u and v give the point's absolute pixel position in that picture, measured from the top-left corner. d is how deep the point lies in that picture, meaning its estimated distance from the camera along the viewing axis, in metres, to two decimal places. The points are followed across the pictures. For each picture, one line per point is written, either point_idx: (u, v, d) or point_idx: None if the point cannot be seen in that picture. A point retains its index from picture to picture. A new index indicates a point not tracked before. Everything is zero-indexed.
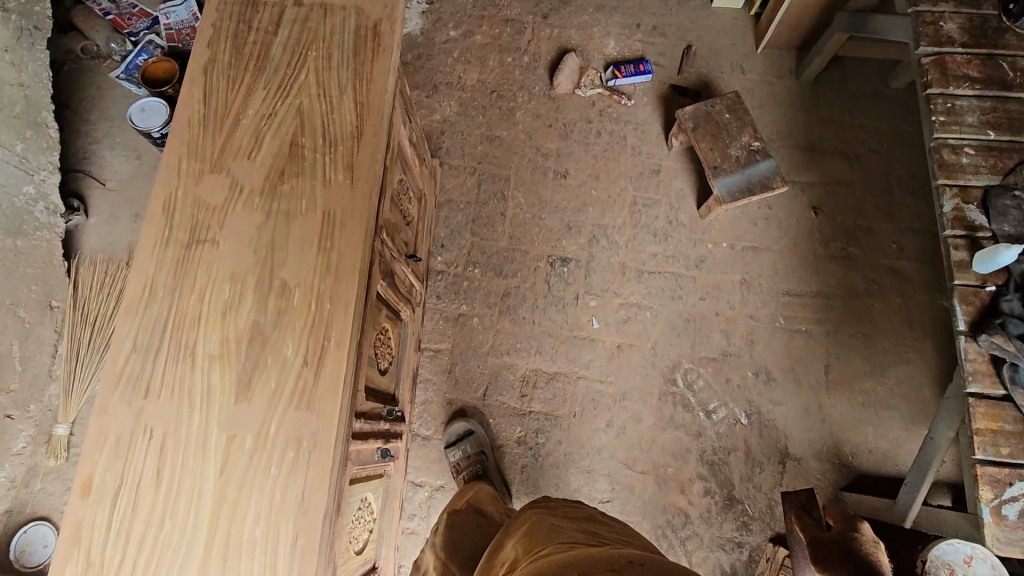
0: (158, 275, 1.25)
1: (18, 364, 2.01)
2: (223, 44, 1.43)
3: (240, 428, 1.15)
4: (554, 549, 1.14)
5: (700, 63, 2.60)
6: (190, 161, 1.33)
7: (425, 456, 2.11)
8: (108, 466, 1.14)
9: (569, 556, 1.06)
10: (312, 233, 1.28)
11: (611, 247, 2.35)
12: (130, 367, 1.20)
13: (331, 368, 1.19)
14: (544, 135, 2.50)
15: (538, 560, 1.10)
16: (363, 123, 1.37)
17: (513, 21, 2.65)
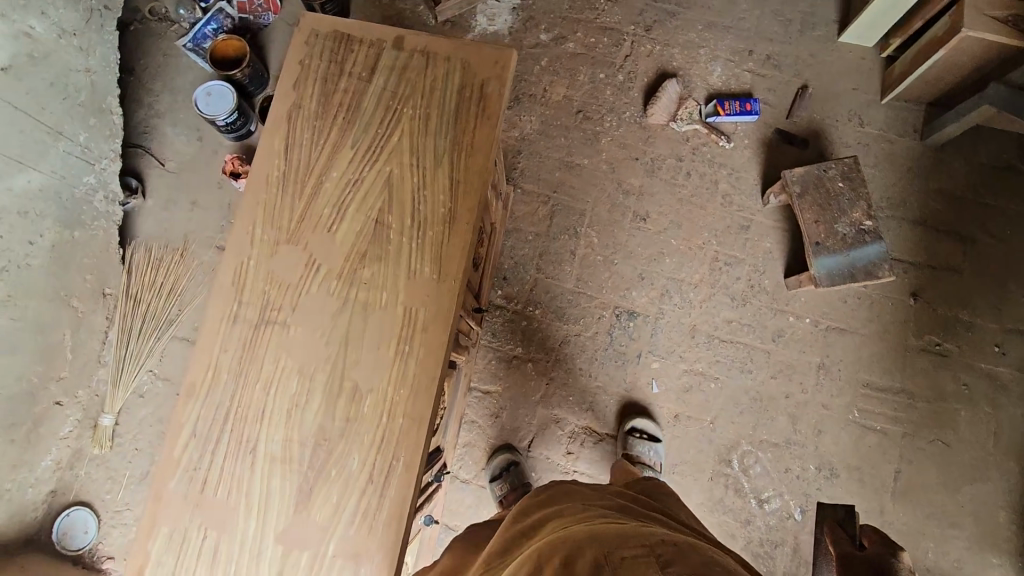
0: (223, 357, 1.17)
1: (69, 353, 1.97)
2: (311, 87, 1.27)
3: (297, 544, 1.10)
4: (579, 522, 1.11)
5: (815, 106, 2.31)
6: (266, 227, 1.22)
7: (462, 499, 2.07)
8: (162, 558, 1.11)
9: (595, 529, 1.03)
10: (389, 333, 1.17)
11: (684, 305, 2.18)
12: (188, 456, 1.14)
13: (397, 492, 1.11)
14: (628, 168, 2.28)
15: (562, 530, 1.07)
16: (457, 209, 1.22)
17: (612, 30, 2.37)
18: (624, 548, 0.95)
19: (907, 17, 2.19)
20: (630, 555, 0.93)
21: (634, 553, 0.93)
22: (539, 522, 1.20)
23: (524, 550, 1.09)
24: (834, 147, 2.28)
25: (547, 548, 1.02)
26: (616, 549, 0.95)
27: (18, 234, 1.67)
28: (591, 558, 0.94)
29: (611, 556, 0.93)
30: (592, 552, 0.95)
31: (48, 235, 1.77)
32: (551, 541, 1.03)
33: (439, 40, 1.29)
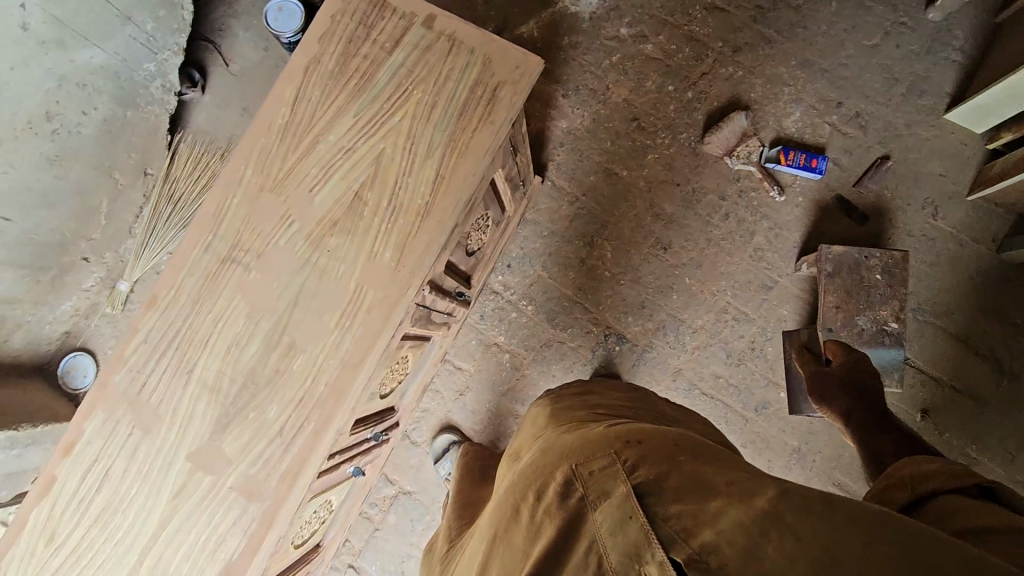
0: (187, 280, 1.24)
1: (103, 219, 2.15)
2: (334, 45, 1.28)
3: (204, 467, 1.19)
4: (553, 439, 1.10)
5: (889, 182, 2.12)
6: (255, 172, 1.26)
7: (407, 459, 2.14)
8: (91, 439, 1.21)
9: (566, 446, 1.01)
10: (336, 303, 1.21)
11: (679, 345, 2.12)
12: (135, 358, 1.23)
13: (301, 450, 1.17)
14: (665, 193, 2.18)
15: (539, 455, 1.07)
16: (433, 203, 1.22)
17: (698, 41, 2.21)
18: (593, 461, 0.92)
19: None
20: (598, 468, 0.91)
21: (603, 464, 0.91)
22: (525, 449, 1.22)
23: (509, 482, 1.09)
24: (893, 233, 2.10)
25: (525, 480, 1.00)
26: (584, 464, 0.93)
27: (73, 102, 1.89)
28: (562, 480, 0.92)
29: (580, 473, 0.91)
30: (563, 474, 0.93)
31: (101, 110, 1.97)
32: (528, 473, 1.02)
33: (469, 29, 1.27)
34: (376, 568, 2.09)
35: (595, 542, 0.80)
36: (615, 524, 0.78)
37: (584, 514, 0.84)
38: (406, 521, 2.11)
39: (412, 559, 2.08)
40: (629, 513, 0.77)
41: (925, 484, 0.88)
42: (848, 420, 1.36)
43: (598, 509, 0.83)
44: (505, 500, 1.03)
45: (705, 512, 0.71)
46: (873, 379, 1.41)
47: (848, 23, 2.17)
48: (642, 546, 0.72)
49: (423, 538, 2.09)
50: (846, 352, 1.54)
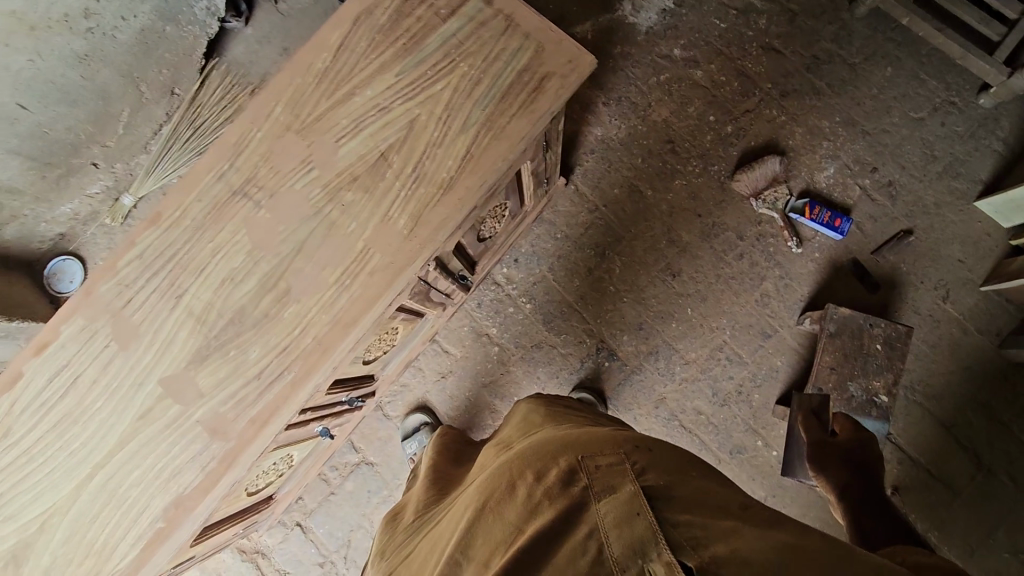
0: (194, 204, 1.22)
1: (121, 129, 2.12)
2: (390, 1, 1.26)
3: (173, 394, 1.16)
4: (551, 431, 1.09)
5: (908, 256, 2.10)
6: (285, 110, 1.24)
7: (375, 430, 2.10)
8: (65, 343, 1.18)
9: (567, 436, 1.00)
10: (339, 260, 1.18)
11: (667, 373, 2.10)
12: (127, 271, 1.20)
13: (275, 399, 1.14)
14: (684, 221, 2.16)
15: (536, 440, 1.05)
16: (457, 179, 1.20)
17: (747, 77, 2.21)
18: (598, 455, 0.92)
19: None
20: (605, 463, 0.90)
21: (610, 460, 0.90)
22: (514, 438, 1.20)
23: (499, 461, 1.07)
24: (901, 307, 2.09)
25: (520, 459, 0.99)
26: (591, 456, 0.92)
27: (115, 6, 1.83)
28: (565, 466, 0.91)
29: (586, 463, 0.90)
30: (567, 460, 0.92)
31: (142, 19, 1.92)
32: (524, 452, 1.00)
33: (528, 13, 1.24)
34: (323, 532, 2.05)
35: (598, 530, 0.79)
36: (621, 517, 0.79)
37: (587, 501, 0.84)
38: (362, 492, 2.07)
39: (361, 531, 2.05)
40: (638, 510, 0.79)
41: (907, 558, 0.88)
42: (842, 497, 1.14)
43: (602, 500, 0.83)
44: (494, 473, 1.00)
45: (715, 529, 0.75)
46: (876, 457, 1.19)
47: (898, 92, 2.17)
48: (647, 541, 0.74)
49: (376, 511, 2.06)
50: (856, 429, 1.28)
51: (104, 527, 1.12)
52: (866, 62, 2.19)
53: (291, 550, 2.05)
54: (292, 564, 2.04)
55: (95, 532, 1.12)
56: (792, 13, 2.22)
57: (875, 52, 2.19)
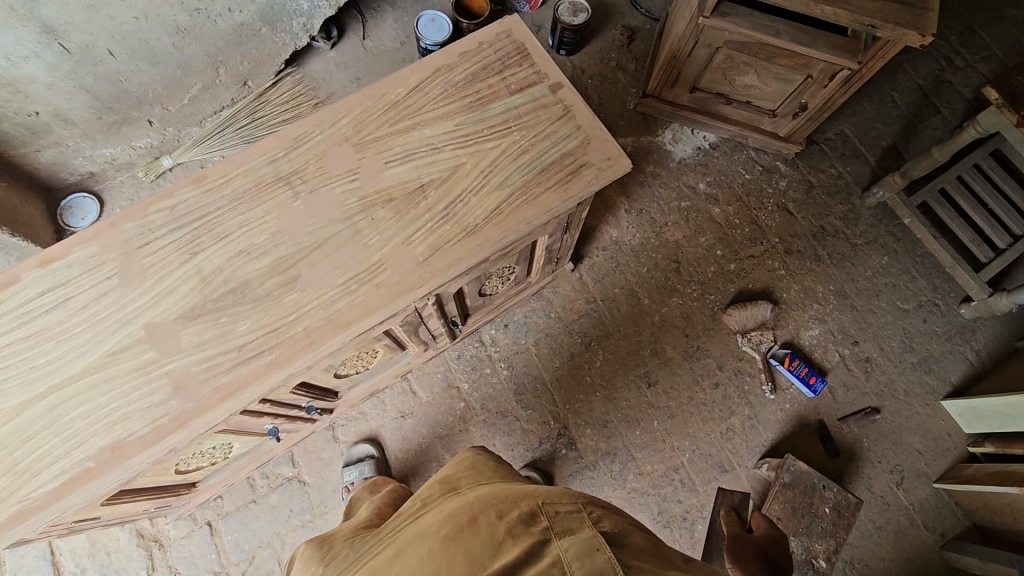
0: (239, 177, 1.30)
1: (186, 99, 2.27)
2: (470, 65, 1.43)
3: (151, 341, 1.17)
4: (504, 485, 1.11)
5: (871, 432, 2.17)
6: (348, 124, 1.36)
7: (319, 450, 2.05)
8: (71, 264, 1.21)
9: (523, 487, 1.04)
10: (352, 265, 1.24)
11: (619, 478, 2.08)
12: (155, 217, 1.26)
13: (248, 375, 1.15)
14: (672, 337, 2.25)
15: (490, 488, 1.06)
16: (482, 227, 1.28)
17: (758, 227, 2.42)
18: (558, 504, 0.96)
19: (1014, 435, 2.00)
20: (564, 511, 0.95)
21: (570, 509, 0.95)
22: (461, 483, 1.20)
23: (450, 502, 1.05)
24: (856, 480, 2.12)
25: (479, 500, 1.00)
26: (551, 505, 0.96)
27: None
28: (526, 509, 0.93)
29: (547, 509, 0.94)
30: (528, 505, 0.95)
31: (245, 15, 2.11)
32: (483, 497, 1.01)
33: (584, 109, 1.40)
34: (230, 540, 1.94)
35: (560, 562, 0.82)
36: (582, 550, 0.84)
37: (548, 540, 0.86)
38: (285, 509, 1.98)
39: (269, 549, 1.94)
40: (598, 546, 0.86)
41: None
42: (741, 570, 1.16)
43: (563, 539, 0.87)
44: (450, 510, 0.99)
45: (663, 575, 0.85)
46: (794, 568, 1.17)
47: (889, 280, 2.37)
48: (608, 572, 0.81)
49: (291, 533, 1.96)
50: (770, 527, 1.31)
51: (32, 449, 1.09)
52: (866, 246, 2.41)
53: (191, 549, 1.92)
54: (185, 565, 1.91)
55: (21, 453, 1.09)
56: (810, 185, 2.50)
57: (875, 239, 2.42)
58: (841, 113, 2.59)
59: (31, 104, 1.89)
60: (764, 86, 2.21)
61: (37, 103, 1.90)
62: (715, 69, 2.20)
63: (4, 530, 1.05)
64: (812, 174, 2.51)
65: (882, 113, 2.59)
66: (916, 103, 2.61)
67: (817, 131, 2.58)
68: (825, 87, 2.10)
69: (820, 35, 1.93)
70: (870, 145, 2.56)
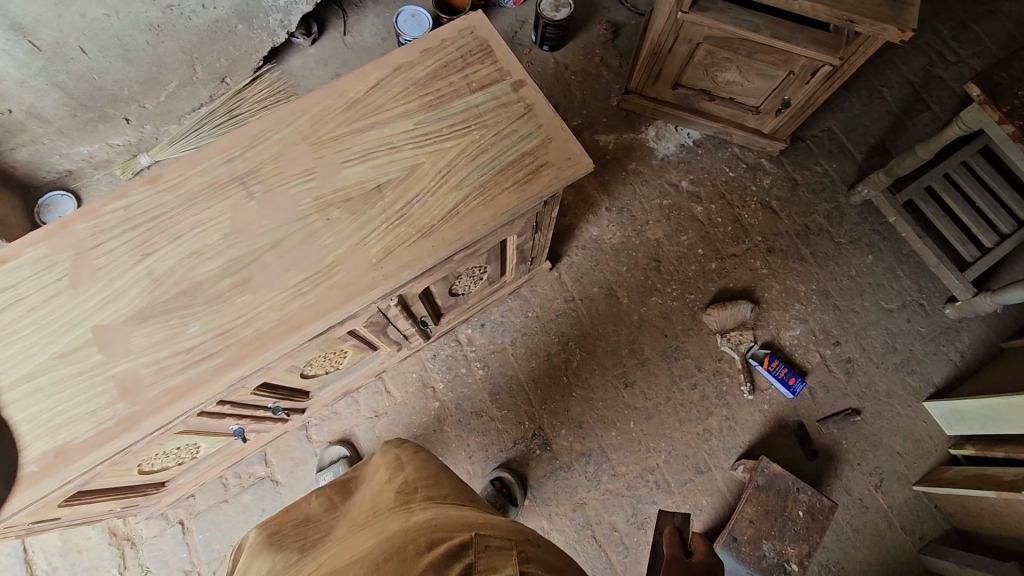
0: (194, 177, 1.29)
1: (163, 97, 2.27)
2: (433, 62, 1.41)
3: (100, 343, 1.16)
4: (447, 510, 1.14)
5: (851, 434, 2.14)
6: (307, 124, 1.34)
7: (292, 449, 2.05)
8: (22, 265, 1.21)
9: (462, 520, 1.07)
10: (306, 266, 1.23)
11: (593, 479, 2.07)
12: (108, 218, 1.25)
13: (196, 378, 1.14)
14: (651, 337, 2.23)
15: (433, 515, 1.09)
16: (438, 227, 1.26)
17: (741, 226, 2.39)
18: (490, 541, 1.00)
19: (996, 437, 1.97)
20: (493, 549, 0.99)
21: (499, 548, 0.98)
22: (415, 496, 1.22)
23: (392, 523, 1.08)
24: (834, 483, 2.10)
25: (420, 526, 1.02)
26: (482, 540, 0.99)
27: None
28: (457, 543, 0.97)
29: (477, 544, 0.98)
30: (460, 538, 0.99)
31: (220, 12, 2.09)
32: (419, 524, 1.03)
33: (546, 107, 1.38)
34: (202, 539, 1.94)
35: None
36: None
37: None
38: (257, 509, 1.98)
39: None
40: None
41: None
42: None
43: None
44: (388, 534, 1.01)
45: None
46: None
47: (872, 280, 2.34)
48: None
49: None
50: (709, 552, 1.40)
51: None
52: (849, 245, 2.38)
53: (162, 548, 1.93)
54: (157, 564, 1.91)
55: None
56: (794, 183, 2.46)
57: (859, 238, 2.39)
58: (827, 110, 2.55)
59: (2, 102, 1.88)
60: (746, 82, 2.18)
61: (8, 101, 1.89)
62: (696, 65, 2.18)
63: None
64: (796, 172, 2.48)
65: (870, 110, 2.55)
66: (905, 100, 2.56)
67: (803, 127, 2.54)
68: (807, 83, 2.07)
69: (800, 30, 1.89)
70: (857, 142, 2.52)
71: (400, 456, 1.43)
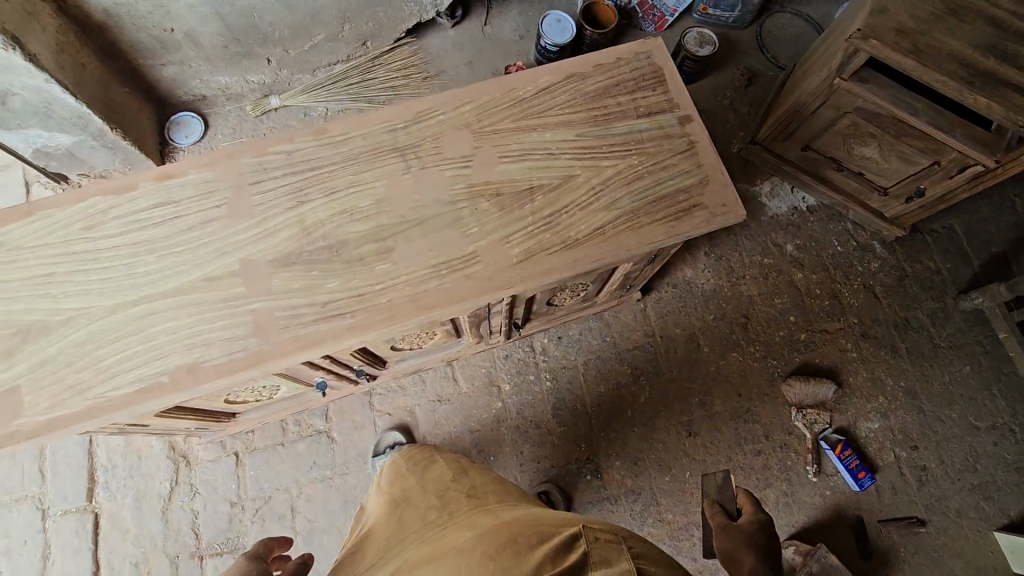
0: (358, 138, 1.32)
1: (307, 46, 2.26)
2: (604, 78, 1.40)
3: (243, 277, 1.20)
4: (537, 513, 1.17)
5: (910, 544, 2.05)
6: (472, 111, 1.36)
7: (354, 412, 2.08)
8: (185, 184, 1.25)
9: (559, 518, 1.10)
10: (447, 250, 1.24)
11: (637, 519, 2.04)
12: (271, 158, 1.29)
13: (326, 334, 1.17)
14: (723, 392, 2.19)
15: (529, 516, 1.13)
16: (581, 243, 1.27)
17: (839, 303, 2.32)
18: (599, 530, 1.00)
19: None
20: (604, 537, 0.98)
21: (610, 536, 0.98)
22: (487, 500, 1.32)
23: (489, 522, 1.12)
24: None
25: (513, 521, 1.10)
26: (592, 529, 1.00)
27: None
28: (567, 534, 0.98)
29: (587, 533, 0.98)
30: (569, 531, 1.00)
31: None
32: (520, 523, 1.07)
33: (709, 149, 1.36)
34: (252, 475, 1.99)
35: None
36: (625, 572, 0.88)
37: (588, 562, 0.90)
38: (309, 460, 2.02)
39: (286, 494, 1.99)
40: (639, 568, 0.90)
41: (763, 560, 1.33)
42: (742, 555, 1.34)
43: (604, 562, 0.91)
44: (490, 532, 1.04)
45: None
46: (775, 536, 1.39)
47: (965, 392, 2.23)
48: None
49: (308, 484, 2.00)
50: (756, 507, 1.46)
51: (116, 351, 1.14)
52: (948, 350, 2.28)
53: (214, 474, 1.99)
54: (206, 488, 1.97)
55: (104, 353, 1.14)
56: (903, 273, 2.38)
57: (961, 346, 2.29)
58: (953, 206, 2.45)
59: (169, 20, 1.91)
60: (883, 161, 2.11)
61: (175, 20, 1.92)
62: (835, 132, 2.11)
63: (78, 421, 1.10)
64: (908, 263, 2.39)
65: (998, 216, 2.44)
66: None
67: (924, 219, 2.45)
68: (950, 177, 2.00)
69: (957, 120, 1.82)
70: (979, 246, 2.41)
71: (461, 462, 1.54)
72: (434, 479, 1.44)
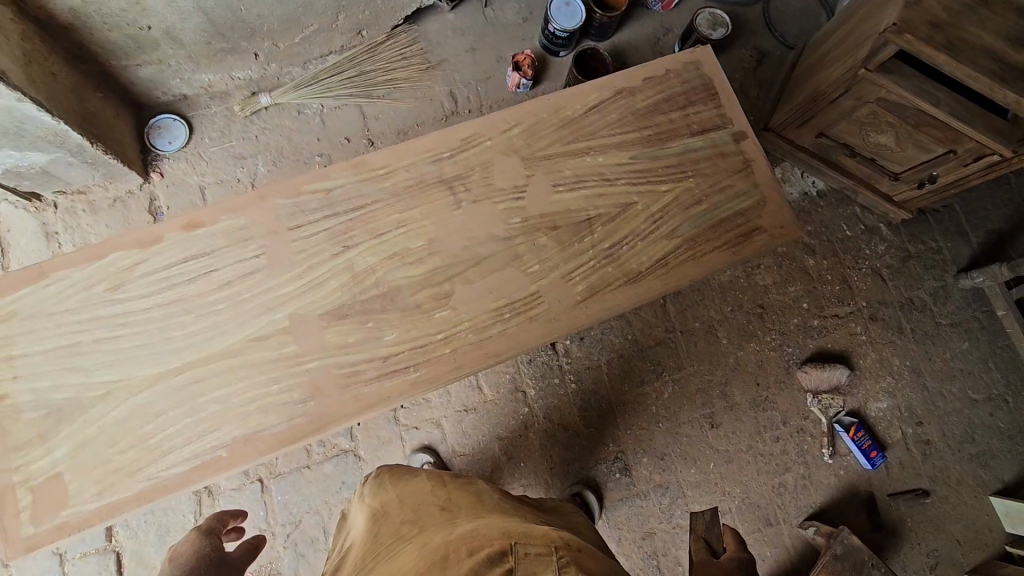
0: (402, 171, 1.22)
1: (298, 37, 2.07)
2: (653, 92, 1.32)
3: (293, 334, 1.11)
4: (491, 522, 1.07)
5: (917, 514, 2.19)
6: (520, 135, 1.27)
7: (380, 428, 2.04)
8: (217, 233, 1.15)
9: (504, 527, 1.01)
10: (508, 291, 1.18)
11: (667, 512, 2.10)
12: (308, 198, 1.18)
13: (391, 390, 1.11)
14: (742, 382, 2.23)
15: (479, 526, 1.04)
16: (645, 276, 1.22)
17: (849, 287, 2.37)
18: (531, 545, 0.92)
19: None
20: (535, 552, 0.90)
21: (540, 551, 0.90)
22: (460, 512, 1.19)
23: (439, 537, 1.03)
24: (892, 558, 2.15)
25: (454, 540, 0.99)
26: (523, 545, 0.91)
27: None
28: (497, 548, 0.90)
29: (516, 549, 0.90)
30: (499, 544, 0.91)
31: None
32: (463, 536, 0.98)
33: (765, 167, 1.32)
34: (280, 501, 1.94)
35: None
36: None
37: None
38: (337, 480, 1.98)
39: (317, 516, 1.95)
40: None
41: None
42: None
43: None
44: (429, 553, 0.96)
45: None
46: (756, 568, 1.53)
47: (964, 367, 2.34)
48: None
49: (339, 505, 1.96)
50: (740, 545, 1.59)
51: (164, 424, 1.06)
52: (950, 327, 2.38)
53: (240, 503, 1.92)
54: None
55: (153, 428, 1.06)
56: (907, 254, 2.43)
57: (960, 322, 2.39)
58: None
59: (146, 18, 1.68)
60: (897, 148, 2.08)
61: (152, 18, 1.69)
62: (852, 120, 2.06)
63: (135, 504, 1.04)
64: (911, 243, 2.44)
65: (994, 193, 2.51)
66: None
67: None
68: (964, 165, 2.00)
69: (980, 113, 1.79)
70: (976, 224, 2.48)
71: (440, 474, 1.37)
72: (411, 493, 1.29)
